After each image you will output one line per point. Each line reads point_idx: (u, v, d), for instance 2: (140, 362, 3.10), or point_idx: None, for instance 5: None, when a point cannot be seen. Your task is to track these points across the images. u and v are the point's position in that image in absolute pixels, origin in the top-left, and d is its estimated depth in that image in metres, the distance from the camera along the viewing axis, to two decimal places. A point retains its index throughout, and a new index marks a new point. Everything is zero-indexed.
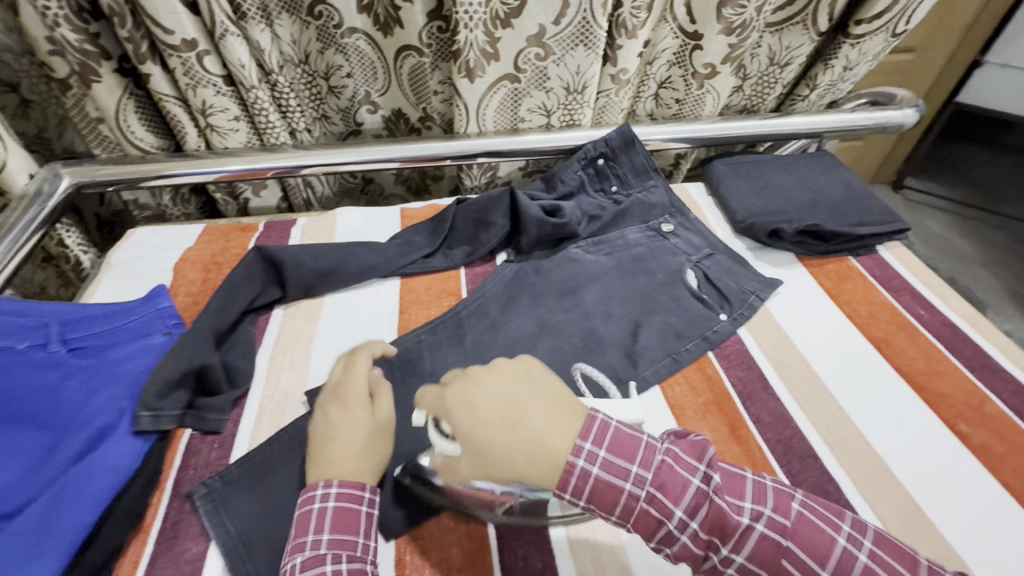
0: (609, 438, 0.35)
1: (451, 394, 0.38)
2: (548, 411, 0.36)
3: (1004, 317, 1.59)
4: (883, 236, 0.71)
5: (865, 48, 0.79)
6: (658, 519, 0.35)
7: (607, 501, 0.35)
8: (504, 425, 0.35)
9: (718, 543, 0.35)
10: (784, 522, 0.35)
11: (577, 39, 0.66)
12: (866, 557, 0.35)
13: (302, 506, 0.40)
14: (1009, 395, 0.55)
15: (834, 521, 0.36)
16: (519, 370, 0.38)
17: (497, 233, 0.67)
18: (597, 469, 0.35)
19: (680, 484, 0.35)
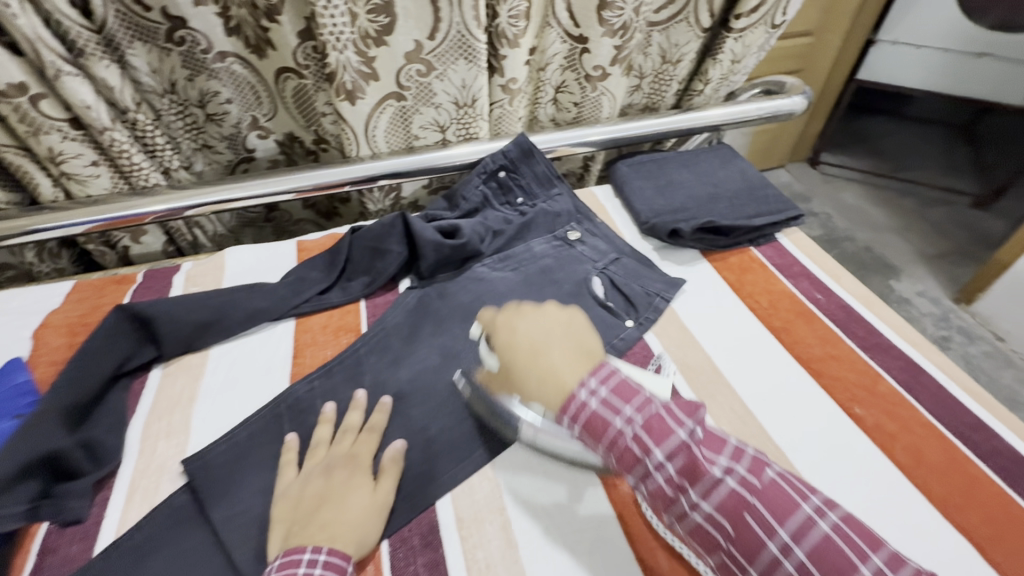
0: (613, 383, 0.40)
1: (502, 319, 0.48)
2: (573, 355, 0.44)
3: (916, 279, 1.69)
4: (779, 224, 0.73)
5: (748, 41, 0.81)
6: (639, 457, 0.38)
7: (597, 432, 0.39)
8: (531, 353, 0.44)
9: (688, 487, 0.36)
10: (756, 483, 0.36)
11: (458, 52, 0.65)
12: (829, 526, 0.34)
13: (284, 568, 0.38)
14: (899, 370, 0.57)
15: (805, 493, 0.36)
16: (568, 317, 0.47)
17: (394, 260, 0.64)
18: (594, 404, 0.40)
19: (664, 429, 0.38)
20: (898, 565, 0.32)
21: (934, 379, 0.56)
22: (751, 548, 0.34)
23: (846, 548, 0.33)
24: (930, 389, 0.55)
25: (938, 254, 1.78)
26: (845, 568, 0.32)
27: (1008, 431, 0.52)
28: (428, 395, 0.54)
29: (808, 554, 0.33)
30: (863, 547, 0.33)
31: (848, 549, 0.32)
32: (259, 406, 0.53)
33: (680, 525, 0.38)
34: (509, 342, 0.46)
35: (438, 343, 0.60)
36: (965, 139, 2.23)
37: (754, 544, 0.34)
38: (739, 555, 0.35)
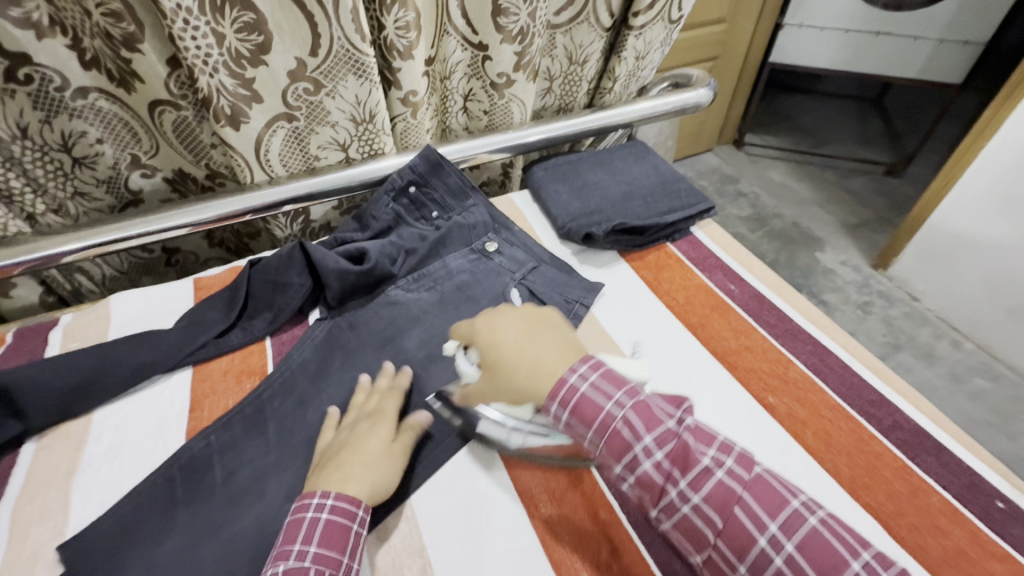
0: (602, 370, 0.42)
1: (482, 321, 0.49)
2: (557, 344, 0.46)
3: (839, 249, 1.78)
4: (692, 218, 0.74)
5: (649, 38, 0.81)
6: (629, 442, 0.39)
7: (586, 416, 0.40)
8: (515, 347, 0.45)
9: (678, 476, 0.38)
10: (745, 476, 0.38)
11: (347, 67, 0.61)
12: (818, 520, 0.36)
13: (299, 513, 0.42)
14: (808, 355, 0.58)
15: (791, 489, 0.38)
16: (541, 315, 0.50)
17: (297, 293, 0.61)
18: (585, 388, 0.41)
19: (656, 417, 0.40)
20: (870, 548, 0.35)
21: (839, 359, 0.58)
22: (738, 542, 0.36)
23: (834, 540, 0.35)
24: (836, 369, 0.57)
25: (856, 222, 1.88)
26: (836, 564, 0.34)
27: (908, 404, 0.54)
28: None
29: (798, 547, 0.35)
30: (852, 543, 0.34)
31: (838, 542, 0.34)
32: (149, 471, 0.48)
33: (667, 518, 0.39)
34: (493, 342, 0.47)
35: (350, 376, 0.57)
36: (874, 113, 2.37)
37: (744, 538, 0.36)
38: (727, 550, 0.37)
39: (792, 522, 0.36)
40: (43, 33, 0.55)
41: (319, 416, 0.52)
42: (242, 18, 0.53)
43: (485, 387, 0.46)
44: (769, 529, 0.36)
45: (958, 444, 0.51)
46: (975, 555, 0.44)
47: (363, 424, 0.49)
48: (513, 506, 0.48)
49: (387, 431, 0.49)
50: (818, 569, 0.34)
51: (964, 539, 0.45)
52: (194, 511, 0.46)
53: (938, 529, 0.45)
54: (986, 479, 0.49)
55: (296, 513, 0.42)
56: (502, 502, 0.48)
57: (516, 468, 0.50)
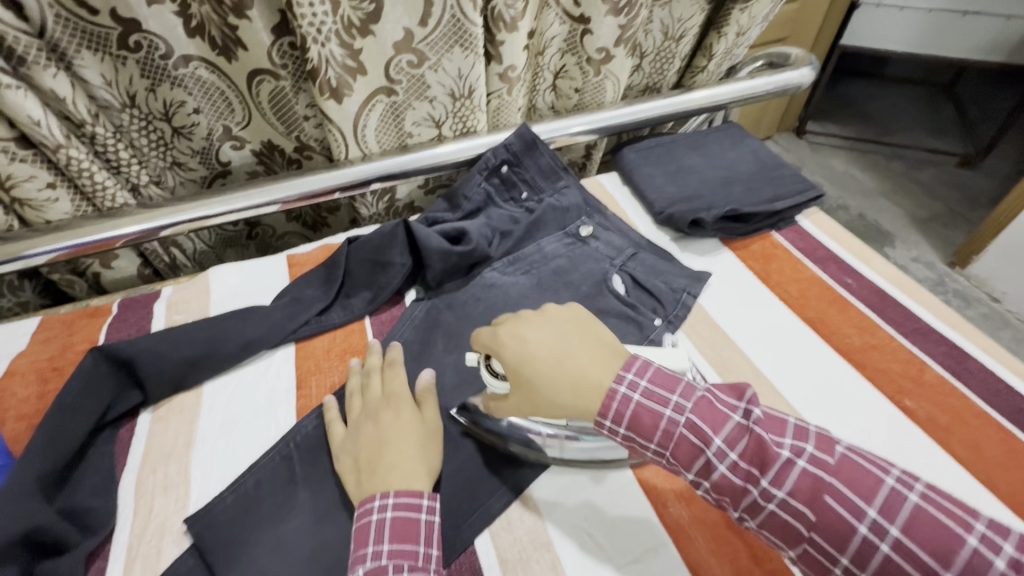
0: (651, 371, 0.39)
1: (505, 331, 0.44)
2: (594, 347, 0.42)
3: (910, 245, 1.69)
4: (800, 206, 0.69)
5: (755, 11, 0.76)
6: (699, 447, 0.36)
7: (645, 426, 0.38)
8: (552, 361, 0.41)
9: (758, 475, 0.35)
10: (829, 463, 0.34)
11: (453, 39, 0.58)
12: (919, 497, 0.33)
13: (363, 517, 0.39)
14: (943, 356, 0.54)
15: (882, 466, 0.35)
16: (569, 314, 0.45)
17: (399, 273, 0.59)
18: (638, 395, 0.39)
19: (721, 416, 0.37)
20: (976, 513, 0.32)
21: (979, 362, 0.54)
22: (835, 534, 0.33)
23: (944, 518, 0.32)
24: (976, 373, 0.53)
25: (928, 216, 1.78)
26: (950, 545, 0.31)
27: None
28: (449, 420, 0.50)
29: (904, 531, 0.32)
30: (962, 516, 0.31)
31: (945, 517, 0.32)
32: (265, 448, 0.48)
33: (751, 519, 0.36)
34: (523, 356, 0.42)
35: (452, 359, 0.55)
36: (947, 100, 2.22)
37: (841, 527, 0.33)
38: (823, 543, 0.33)
39: (891, 504, 0.33)
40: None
41: None
42: None
43: (520, 404, 0.43)
44: (867, 515, 0.32)
45: None
46: None
47: (385, 415, 0.46)
48: (640, 502, 0.46)
49: (411, 414, 0.47)
50: (929, 553, 0.31)
51: None
52: (312, 490, 0.46)
53: None
54: None
55: (361, 518, 0.39)
56: (628, 497, 0.46)
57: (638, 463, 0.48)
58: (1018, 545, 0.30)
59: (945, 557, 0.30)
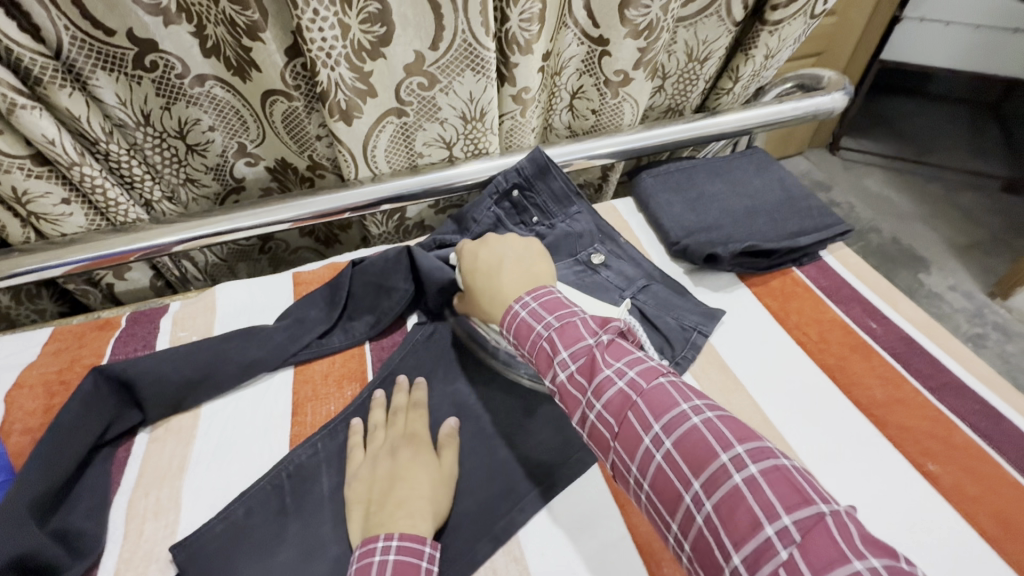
0: (547, 300, 0.48)
1: (469, 247, 0.58)
2: (522, 275, 0.53)
3: (947, 272, 1.61)
4: (825, 241, 0.66)
5: (785, 34, 0.72)
6: (551, 357, 0.44)
7: (522, 335, 0.47)
8: (486, 275, 0.54)
9: (585, 385, 0.41)
10: (643, 385, 0.39)
11: (466, 63, 0.57)
12: (701, 420, 0.36)
13: (363, 557, 0.38)
14: (976, 418, 0.50)
15: (688, 395, 0.38)
16: (524, 248, 0.57)
17: (401, 299, 0.59)
18: (525, 313, 0.47)
19: (575, 334, 0.44)
20: (762, 460, 0.34)
21: (1015, 426, 0.50)
22: (630, 443, 0.38)
23: (710, 440, 0.35)
24: (1012, 438, 0.49)
25: (968, 243, 1.69)
26: (705, 458, 0.35)
27: None
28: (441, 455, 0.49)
29: (675, 444, 0.36)
30: (727, 439, 0.35)
31: (711, 439, 0.35)
32: (257, 477, 0.48)
33: (583, 429, 0.41)
34: (473, 249, 0.57)
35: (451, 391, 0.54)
36: (992, 119, 2.12)
37: (633, 437, 0.38)
38: (623, 454, 0.38)
39: (674, 422, 0.37)
40: (171, 20, 0.55)
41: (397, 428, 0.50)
42: (368, 8, 0.51)
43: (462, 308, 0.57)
44: (653, 429, 0.37)
45: None
46: None
47: (405, 450, 0.47)
48: (633, 563, 0.43)
49: (426, 459, 0.47)
50: (690, 465, 0.35)
51: None
52: (302, 524, 0.45)
53: None
54: None
55: (360, 559, 0.38)
56: (620, 555, 0.43)
57: (634, 519, 0.45)
58: (764, 473, 0.33)
59: (700, 469, 0.34)
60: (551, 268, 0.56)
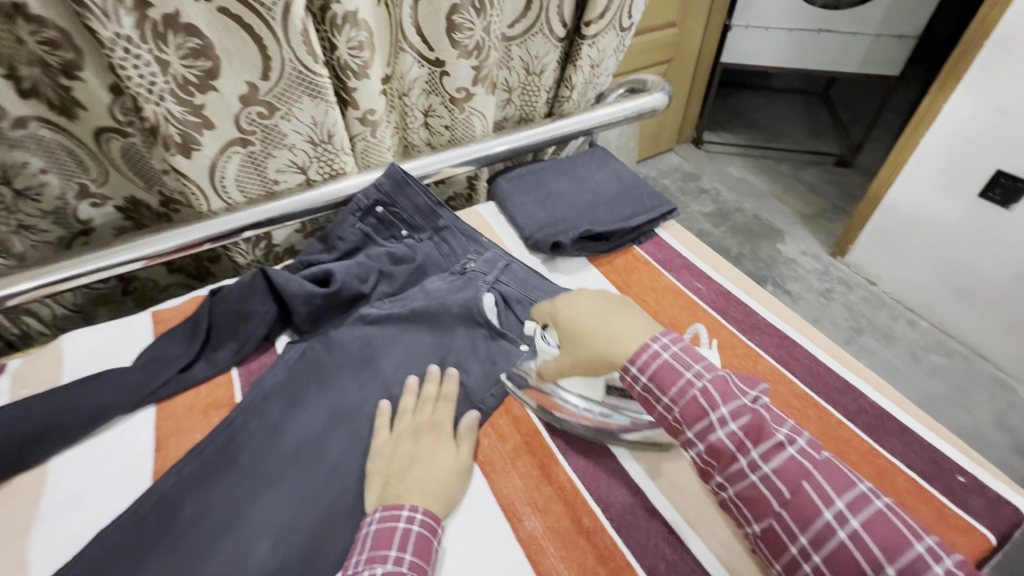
0: (716, 378, 0.42)
1: (560, 305, 0.52)
2: (637, 317, 0.48)
3: (799, 240, 1.84)
4: (656, 220, 0.76)
5: (602, 46, 0.83)
6: (736, 453, 0.39)
7: (692, 417, 0.41)
8: (598, 328, 0.48)
9: (750, 446, 0.39)
10: (860, 511, 0.36)
11: (301, 89, 0.60)
12: (944, 572, 0.32)
13: (386, 522, 0.44)
14: (775, 347, 0.60)
15: (917, 530, 0.34)
16: (620, 294, 0.52)
17: (263, 320, 0.60)
18: (694, 391, 0.41)
19: (768, 433, 0.39)
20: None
21: (805, 350, 0.60)
22: (804, 513, 0.37)
23: None
24: (803, 360, 0.59)
25: (813, 212, 1.95)
26: None
27: (870, 387, 0.56)
28: (315, 461, 0.51)
29: (862, 524, 0.35)
30: None
31: None
32: (115, 516, 0.47)
33: (732, 485, 0.40)
34: (573, 316, 0.50)
35: (324, 401, 0.56)
36: (822, 105, 2.47)
37: (852, 572, 0.34)
38: None
39: (907, 566, 0.33)
40: None
41: (380, 412, 0.54)
42: (188, 44, 0.52)
43: (568, 360, 0.50)
44: (883, 568, 0.34)
45: (920, 424, 0.53)
46: (940, 529, 0.45)
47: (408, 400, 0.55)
48: (498, 521, 0.48)
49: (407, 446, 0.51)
50: None
51: (930, 515, 0.46)
52: (167, 550, 0.45)
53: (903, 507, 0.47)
54: (948, 455, 0.50)
55: (383, 522, 0.44)
56: (487, 516, 0.48)
57: (500, 484, 0.50)
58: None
59: None
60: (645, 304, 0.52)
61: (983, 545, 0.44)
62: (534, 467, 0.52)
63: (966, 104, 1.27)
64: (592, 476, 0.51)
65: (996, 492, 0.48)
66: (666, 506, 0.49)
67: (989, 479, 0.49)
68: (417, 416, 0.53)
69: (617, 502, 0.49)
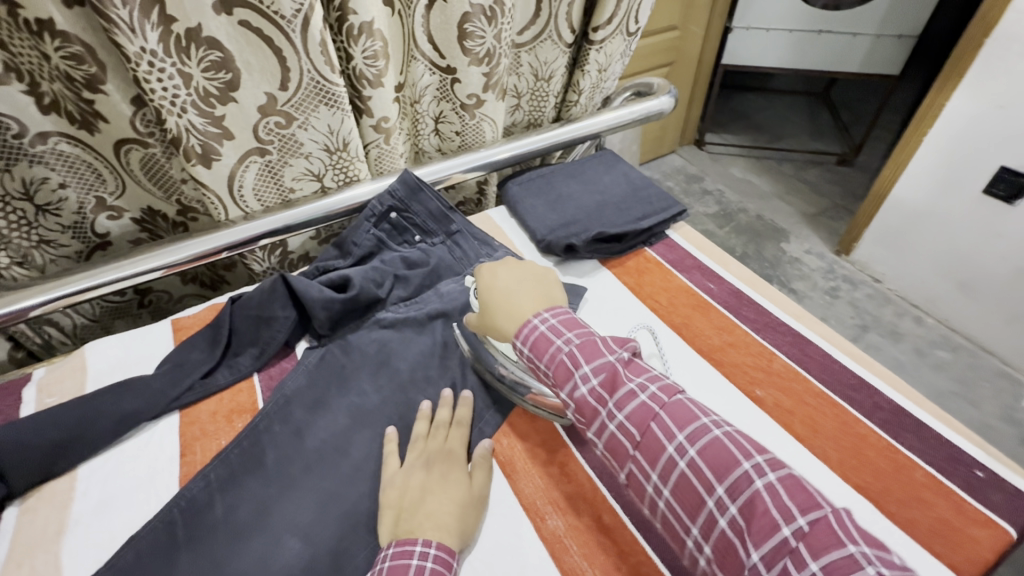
0: (586, 342, 0.46)
1: (484, 270, 0.58)
2: (541, 296, 0.55)
3: (803, 239, 1.85)
4: (666, 221, 0.77)
5: (610, 50, 0.85)
6: (597, 408, 0.43)
7: (561, 377, 0.46)
8: (511, 301, 0.54)
9: (607, 398, 0.43)
10: (694, 441, 0.40)
11: (318, 98, 0.61)
12: (762, 484, 0.36)
13: (399, 557, 0.41)
14: (789, 346, 0.61)
15: (746, 452, 0.38)
16: (540, 274, 0.58)
17: (283, 326, 0.60)
18: (567, 352, 0.46)
19: (619, 384, 0.43)
20: (809, 507, 0.34)
21: (818, 348, 0.61)
22: (653, 452, 0.40)
23: (773, 507, 0.35)
24: (816, 358, 0.60)
25: (817, 211, 1.96)
26: (769, 527, 0.34)
27: (885, 384, 0.57)
28: (339, 464, 0.52)
29: (698, 452, 0.39)
30: (792, 507, 0.34)
31: (775, 510, 0.35)
32: (144, 521, 0.48)
33: (599, 439, 0.43)
34: (490, 283, 0.56)
35: (344, 405, 0.57)
36: (823, 105, 2.49)
37: (693, 497, 0.38)
38: (676, 506, 0.39)
39: (736, 484, 0.37)
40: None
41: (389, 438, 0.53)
42: (209, 57, 0.53)
43: (478, 325, 0.56)
44: (715, 490, 0.37)
45: (936, 420, 0.53)
46: (960, 523, 0.45)
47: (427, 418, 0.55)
48: (520, 520, 0.49)
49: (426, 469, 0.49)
50: (750, 526, 0.35)
51: (949, 510, 0.46)
52: (196, 554, 0.46)
53: (923, 502, 0.47)
54: (965, 450, 0.51)
55: (395, 558, 0.41)
56: (509, 515, 0.49)
57: (522, 484, 0.51)
58: (813, 523, 0.33)
59: (761, 535, 0.34)
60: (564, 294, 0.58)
61: (1005, 539, 0.44)
62: (553, 467, 0.53)
63: (968, 102, 1.28)
64: (611, 474, 0.52)
65: (1015, 486, 0.48)
66: None
67: (1009, 474, 0.49)
68: (428, 443, 0.52)
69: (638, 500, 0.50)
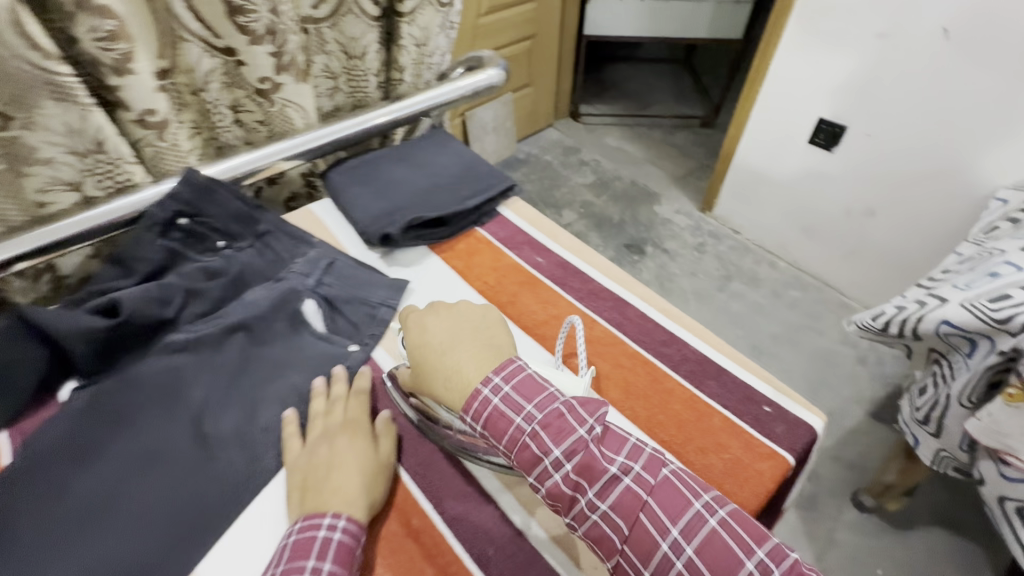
0: (518, 379, 0.47)
1: (413, 320, 0.54)
2: (481, 348, 0.51)
3: (673, 200, 1.95)
4: (494, 199, 0.75)
5: (423, 23, 0.79)
6: (539, 455, 0.44)
7: (499, 429, 0.45)
8: (445, 367, 0.49)
9: (586, 486, 0.42)
10: (651, 482, 0.43)
11: (39, 92, 0.51)
12: (716, 521, 0.41)
13: (307, 531, 0.43)
14: (609, 310, 0.62)
15: (695, 492, 0.43)
16: (477, 319, 0.54)
17: (30, 372, 0.51)
18: (496, 400, 0.46)
19: (564, 430, 0.44)
20: None
21: (636, 309, 0.62)
22: (642, 545, 0.41)
23: (731, 543, 0.40)
24: (635, 319, 0.61)
25: (684, 173, 2.07)
26: (728, 560, 0.39)
27: (695, 338, 0.59)
28: (105, 521, 0.45)
29: (696, 550, 0.40)
30: (745, 542, 0.40)
31: (733, 543, 0.40)
32: None
33: (579, 526, 0.43)
34: (422, 343, 0.51)
35: (116, 450, 0.48)
36: (686, 71, 2.62)
37: (649, 541, 0.41)
38: (633, 556, 0.41)
39: (691, 525, 0.41)
40: None
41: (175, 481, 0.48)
42: None
43: (412, 384, 0.52)
44: (670, 533, 0.41)
45: (736, 364, 0.56)
46: (748, 460, 0.49)
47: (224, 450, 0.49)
48: None
49: (364, 442, 0.49)
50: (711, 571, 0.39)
51: (740, 449, 0.50)
52: None
53: (718, 446, 0.50)
54: (756, 389, 0.54)
55: (302, 532, 0.43)
56: None
57: None
58: None
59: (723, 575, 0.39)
60: (508, 334, 0.54)
61: (783, 467, 0.49)
62: None
63: (787, 61, 1.40)
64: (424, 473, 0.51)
65: (796, 416, 0.52)
66: (506, 492, 0.51)
67: (792, 406, 0.53)
68: (330, 418, 0.51)
69: (454, 498, 0.49)
